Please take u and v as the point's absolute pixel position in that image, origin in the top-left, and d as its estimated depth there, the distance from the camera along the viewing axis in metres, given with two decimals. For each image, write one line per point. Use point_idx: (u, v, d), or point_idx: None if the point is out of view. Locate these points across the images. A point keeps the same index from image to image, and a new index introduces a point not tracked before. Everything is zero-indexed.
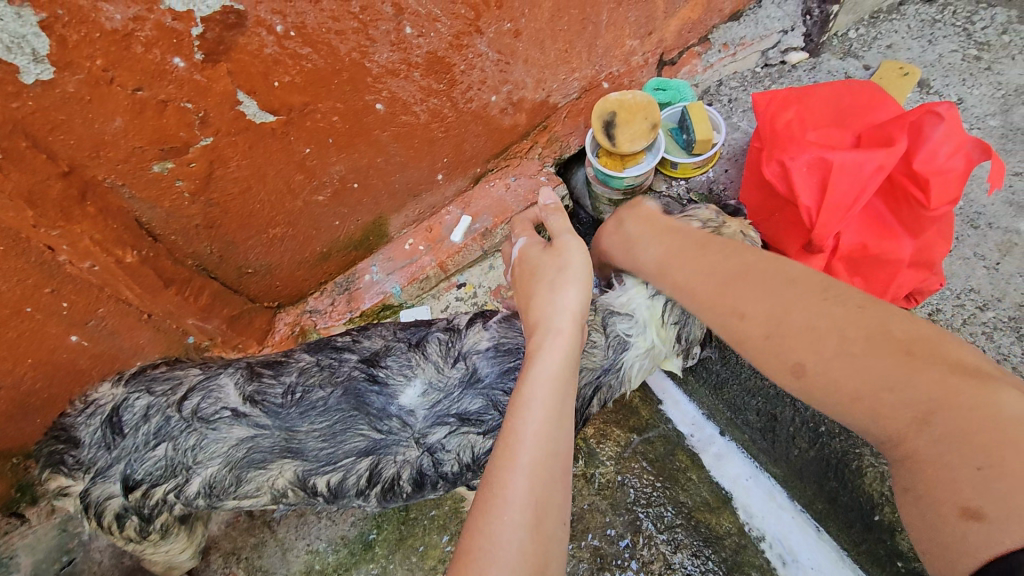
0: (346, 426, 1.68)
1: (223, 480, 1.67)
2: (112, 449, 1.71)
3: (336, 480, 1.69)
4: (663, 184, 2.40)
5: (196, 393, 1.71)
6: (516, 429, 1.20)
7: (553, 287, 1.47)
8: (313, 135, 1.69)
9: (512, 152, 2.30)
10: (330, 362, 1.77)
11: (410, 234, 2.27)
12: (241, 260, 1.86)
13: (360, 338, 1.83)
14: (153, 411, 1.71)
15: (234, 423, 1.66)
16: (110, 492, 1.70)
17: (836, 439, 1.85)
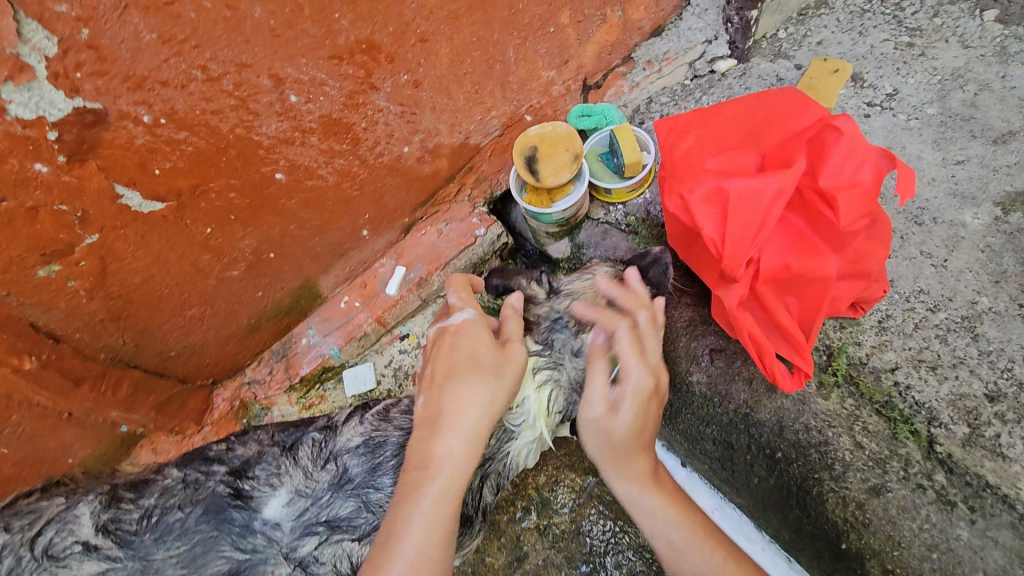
0: (207, 549, 1.65)
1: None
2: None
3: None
4: (601, 211, 2.33)
5: (50, 526, 1.65)
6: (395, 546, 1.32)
7: (470, 381, 1.47)
8: (211, 215, 1.65)
9: (438, 198, 2.28)
10: (196, 478, 1.76)
11: (344, 291, 2.23)
12: (160, 345, 1.84)
13: (234, 445, 1.86)
14: (4, 551, 1.63)
15: (86, 558, 1.61)
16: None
17: (793, 464, 1.77)
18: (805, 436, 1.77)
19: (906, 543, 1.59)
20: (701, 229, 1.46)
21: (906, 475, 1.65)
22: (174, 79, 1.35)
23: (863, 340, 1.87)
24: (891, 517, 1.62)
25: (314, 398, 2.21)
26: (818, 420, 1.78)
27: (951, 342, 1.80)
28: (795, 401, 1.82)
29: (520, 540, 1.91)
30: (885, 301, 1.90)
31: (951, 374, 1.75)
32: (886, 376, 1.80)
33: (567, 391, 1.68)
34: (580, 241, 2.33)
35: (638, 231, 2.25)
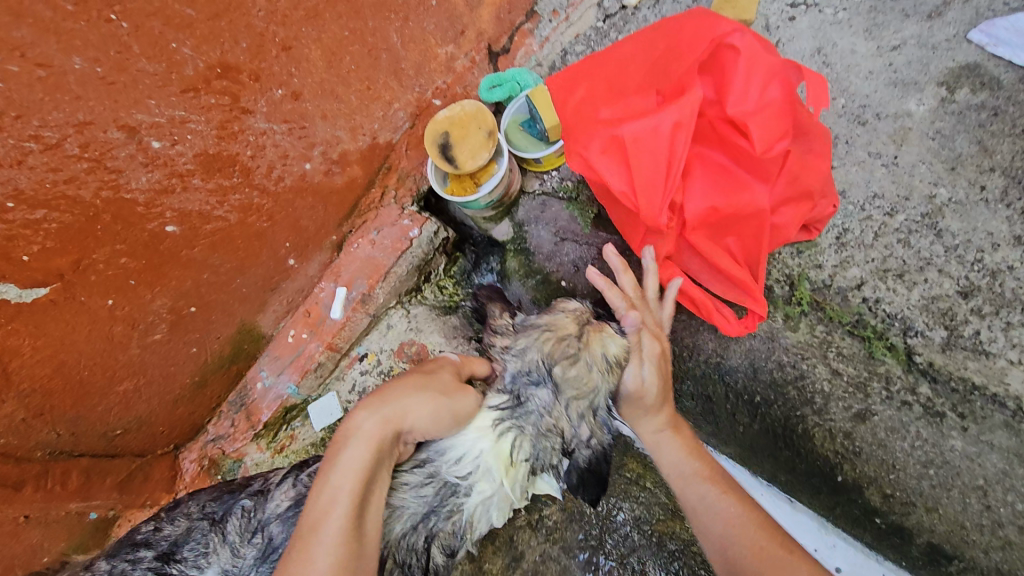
0: None
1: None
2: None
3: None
4: (535, 181, 2.21)
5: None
6: (315, 529, 1.16)
7: (407, 391, 1.38)
8: (106, 286, 1.55)
9: (363, 206, 2.13)
10: (121, 568, 1.48)
11: (289, 325, 2.11)
12: (101, 426, 1.74)
13: (162, 525, 1.58)
14: None
15: None
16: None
17: (775, 407, 1.68)
18: (780, 374, 1.68)
19: (900, 464, 1.55)
20: (608, 186, 1.46)
21: (889, 394, 1.58)
22: (7, 157, 1.26)
23: (824, 262, 1.73)
24: (882, 441, 1.57)
25: (284, 440, 2.10)
26: (790, 355, 1.68)
27: (914, 245, 1.69)
28: (763, 339, 1.71)
29: (514, 539, 1.81)
30: (840, 215, 1.76)
31: (919, 278, 1.65)
32: (853, 295, 1.69)
33: (534, 436, 1.46)
34: (520, 219, 2.21)
35: (577, 195, 2.14)
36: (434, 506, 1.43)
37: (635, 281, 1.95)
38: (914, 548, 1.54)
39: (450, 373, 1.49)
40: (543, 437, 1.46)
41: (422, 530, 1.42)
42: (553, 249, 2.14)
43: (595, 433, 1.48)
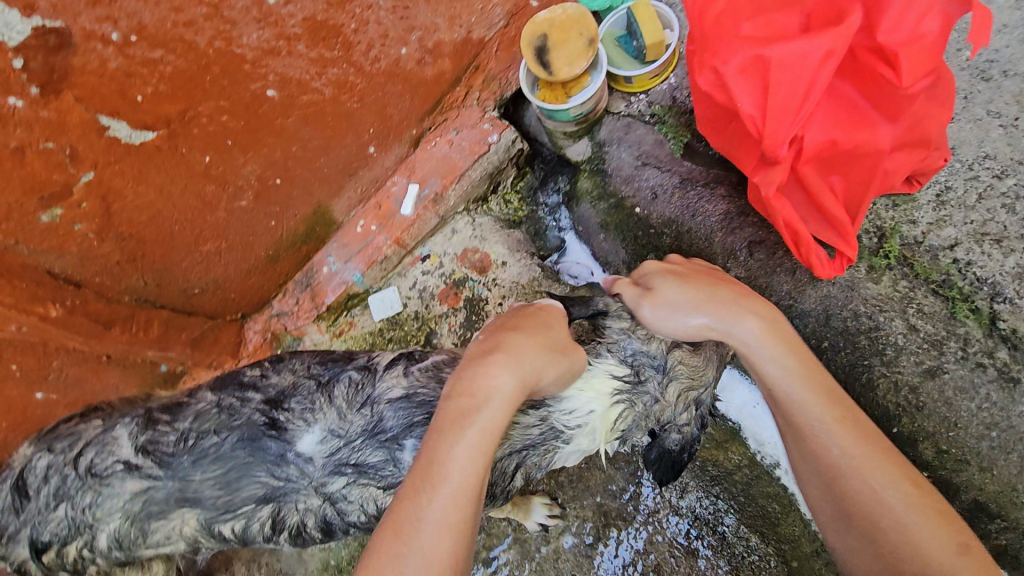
0: (242, 473, 1.52)
1: (126, 532, 1.51)
2: (19, 514, 1.53)
3: (240, 526, 1.54)
4: (621, 103, 2.15)
5: (91, 447, 1.55)
6: (437, 484, 1.07)
7: (533, 347, 1.26)
8: (207, 141, 1.59)
9: (447, 103, 2.09)
10: (231, 403, 1.61)
11: (359, 215, 2.12)
12: (181, 282, 1.80)
13: (268, 373, 1.70)
14: (52, 471, 1.54)
15: (127, 476, 1.51)
16: (20, 553, 1.52)
17: (841, 353, 1.70)
18: (854, 323, 1.68)
19: (963, 423, 1.54)
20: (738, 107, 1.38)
21: (965, 354, 1.57)
22: None
23: (919, 218, 1.70)
24: (947, 399, 1.56)
25: (343, 326, 2.16)
26: (868, 306, 1.67)
27: (1019, 211, 1.63)
28: (842, 287, 1.70)
29: None
30: (944, 172, 1.71)
31: (1018, 246, 1.60)
32: (944, 254, 1.65)
33: (639, 414, 1.48)
34: (601, 138, 2.17)
35: (665, 118, 2.06)
36: (534, 442, 1.49)
37: (713, 213, 1.92)
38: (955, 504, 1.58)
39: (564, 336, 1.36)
40: (644, 416, 1.48)
41: (516, 458, 1.51)
42: (633, 173, 2.07)
43: (690, 421, 1.48)
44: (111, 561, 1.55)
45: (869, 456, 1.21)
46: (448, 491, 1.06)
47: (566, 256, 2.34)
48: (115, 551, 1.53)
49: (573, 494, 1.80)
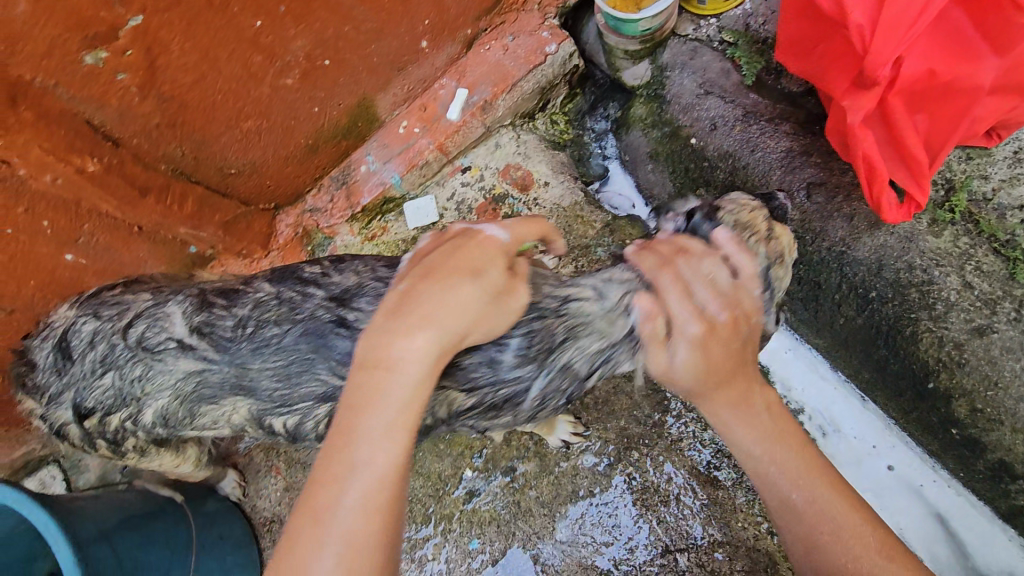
0: (302, 368, 1.39)
1: (174, 410, 1.47)
2: (62, 375, 1.54)
3: (293, 422, 1.45)
4: (689, 27, 2.03)
5: (142, 320, 1.49)
6: (345, 420, 0.95)
7: (465, 280, 1.04)
8: (259, 4, 1.46)
9: (506, 5, 2.00)
10: (292, 296, 1.48)
11: (402, 116, 2.06)
12: (219, 157, 1.74)
13: (331, 271, 1.54)
14: (99, 338, 1.51)
15: (180, 355, 1.43)
16: (64, 413, 1.55)
17: (889, 304, 1.66)
18: (907, 275, 1.63)
19: (1004, 383, 1.52)
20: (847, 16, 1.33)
21: (1017, 316, 1.54)
22: None
23: (991, 173, 1.62)
24: (992, 358, 1.54)
25: (376, 230, 2.12)
26: (925, 259, 1.62)
27: None
28: (900, 238, 1.65)
29: None
30: None
31: None
32: (1012, 214, 1.59)
33: None
34: (663, 62, 2.05)
35: (736, 45, 1.94)
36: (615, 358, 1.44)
37: (775, 150, 1.84)
38: (980, 463, 1.61)
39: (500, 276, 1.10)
40: None
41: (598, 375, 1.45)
42: (693, 102, 1.98)
43: None
44: (154, 436, 1.54)
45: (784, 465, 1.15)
46: (370, 428, 0.94)
47: (609, 186, 2.24)
48: (160, 427, 1.50)
49: (596, 416, 1.78)
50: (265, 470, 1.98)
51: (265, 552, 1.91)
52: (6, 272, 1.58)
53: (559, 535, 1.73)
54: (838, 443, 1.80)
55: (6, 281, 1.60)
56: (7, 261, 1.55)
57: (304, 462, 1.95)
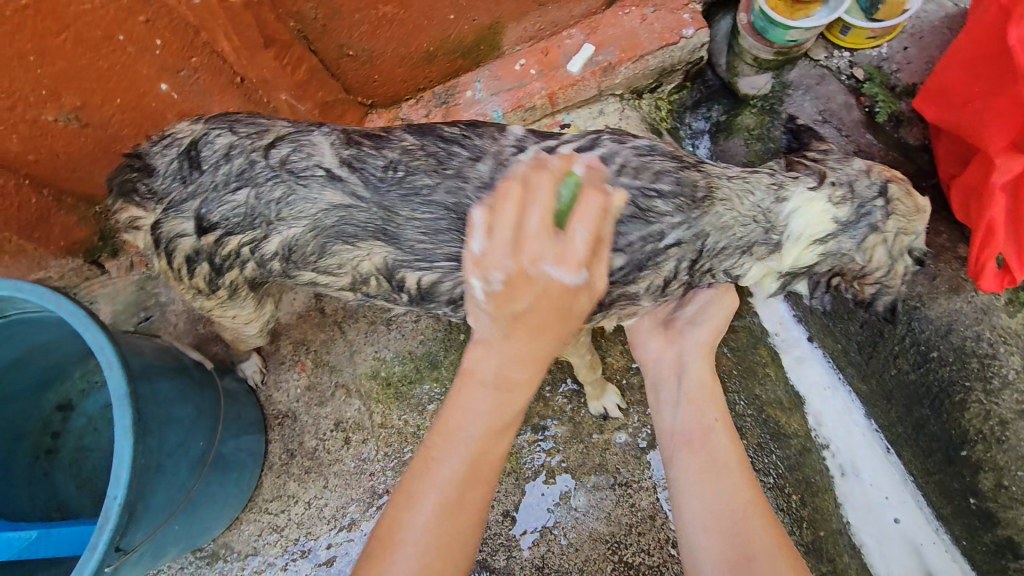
0: (452, 226, 1.34)
1: (306, 244, 1.36)
2: (187, 184, 1.34)
3: (430, 280, 1.42)
4: (821, 53, 2.03)
5: (286, 142, 1.35)
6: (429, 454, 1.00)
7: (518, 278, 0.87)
8: None
9: None
10: (439, 151, 1.37)
11: (521, 54, 2.01)
12: (342, 37, 1.70)
13: (471, 134, 1.42)
14: (236, 151, 1.34)
15: (328, 185, 1.33)
16: (182, 226, 1.35)
17: (946, 368, 1.70)
18: (972, 344, 1.68)
19: None
20: None
21: None
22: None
23: None
24: None
25: None
26: (993, 334, 1.68)
27: None
28: (975, 309, 1.70)
29: None
30: None
31: None
32: None
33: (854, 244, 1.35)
34: (788, 79, 2.05)
35: (862, 86, 1.96)
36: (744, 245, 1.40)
37: None
38: (987, 535, 1.67)
39: (592, 298, 0.93)
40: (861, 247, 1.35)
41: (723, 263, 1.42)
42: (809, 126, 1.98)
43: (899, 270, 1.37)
44: (274, 272, 1.42)
45: (741, 508, 1.13)
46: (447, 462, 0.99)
47: None
48: (285, 262, 1.39)
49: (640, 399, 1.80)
50: (289, 363, 1.94)
51: (270, 443, 1.86)
52: (99, 80, 1.52)
53: (575, 502, 1.72)
54: (855, 486, 1.85)
55: (94, 90, 1.53)
56: (105, 69, 1.50)
57: (332, 366, 1.92)
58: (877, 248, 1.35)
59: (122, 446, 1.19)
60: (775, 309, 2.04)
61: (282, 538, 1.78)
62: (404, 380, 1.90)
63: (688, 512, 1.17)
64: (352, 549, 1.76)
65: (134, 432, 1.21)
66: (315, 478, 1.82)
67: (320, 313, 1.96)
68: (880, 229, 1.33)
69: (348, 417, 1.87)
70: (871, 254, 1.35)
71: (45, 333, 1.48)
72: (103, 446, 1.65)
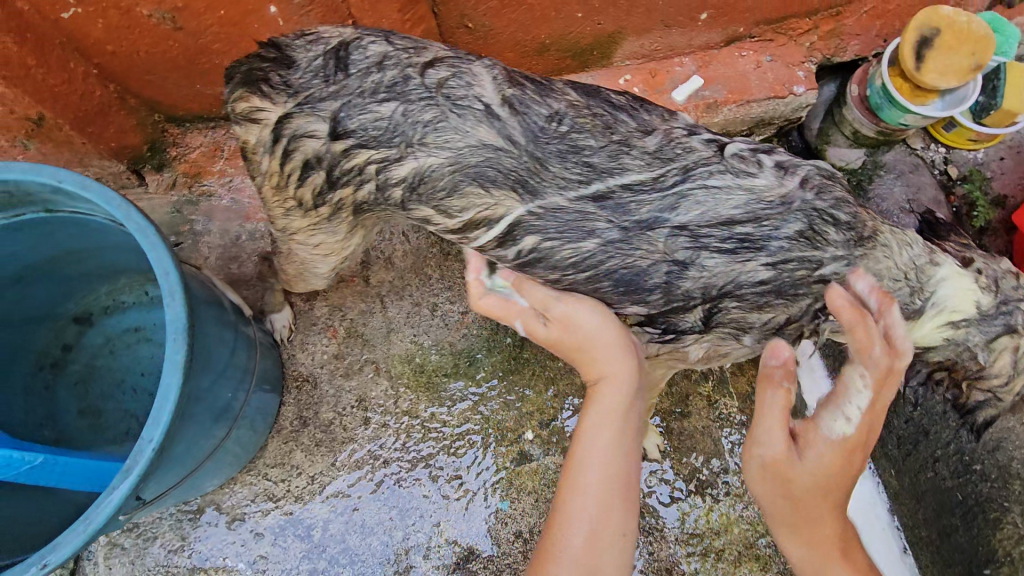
0: (604, 200, 1.25)
1: (439, 177, 1.26)
2: (328, 84, 1.24)
3: (551, 247, 1.30)
4: (918, 143, 2.01)
5: (446, 65, 1.27)
6: (576, 485, 1.16)
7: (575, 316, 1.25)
8: None
9: (787, 26, 1.90)
10: (607, 115, 1.30)
11: (630, 69, 1.94)
12: (466, 8, 1.62)
13: (639, 107, 1.35)
14: (390, 63, 1.25)
15: (483, 120, 1.24)
16: (313, 129, 1.25)
17: (986, 483, 1.62)
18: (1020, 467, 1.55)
19: None
20: None
21: None
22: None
23: None
24: None
25: None
26: None
27: None
28: None
29: (687, 399, 1.80)
30: None
31: None
32: None
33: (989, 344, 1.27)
34: (882, 160, 2.00)
35: (950, 184, 1.98)
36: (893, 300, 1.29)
37: None
38: None
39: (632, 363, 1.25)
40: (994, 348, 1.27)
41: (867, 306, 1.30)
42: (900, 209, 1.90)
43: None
44: (389, 203, 1.34)
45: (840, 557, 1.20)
46: (588, 484, 1.16)
47: None
48: (408, 194, 1.30)
49: (678, 446, 1.76)
50: (320, 326, 1.81)
51: (284, 405, 1.74)
52: None
53: None
54: None
55: None
56: None
57: (365, 339, 1.81)
58: (1004, 351, 1.27)
59: (169, 382, 1.04)
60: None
61: (275, 509, 1.66)
62: (439, 371, 1.80)
63: (790, 534, 1.20)
64: (348, 536, 1.65)
65: (184, 371, 1.07)
66: (325, 453, 1.70)
67: (365, 282, 1.85)
68: (1016, 333, 1.26)
69: (373, 396, 1.76)
70: (996, 357, 1.27)
71: (85, 235, 1.38)
72: (116, 370, 1.53)
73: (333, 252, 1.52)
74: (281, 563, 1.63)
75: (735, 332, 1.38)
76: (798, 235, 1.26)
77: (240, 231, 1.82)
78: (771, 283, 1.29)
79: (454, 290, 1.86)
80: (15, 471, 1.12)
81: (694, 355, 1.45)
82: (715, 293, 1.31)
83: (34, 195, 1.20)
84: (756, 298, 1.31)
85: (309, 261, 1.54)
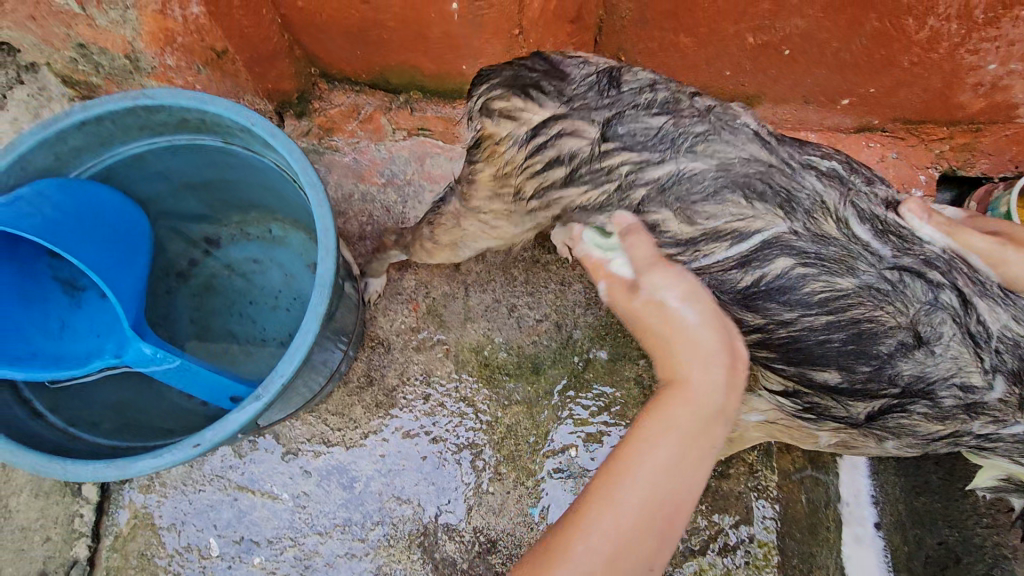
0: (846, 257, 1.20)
1: (698, 183, 1.24)
2: (604, 97, 1.33)
3: (783, 285, 1.23)
4: None
5: (707, 96, 1.33)
6: (610, 490, 0.96)
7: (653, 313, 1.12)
8: None
9: (920, 129, 1.86)
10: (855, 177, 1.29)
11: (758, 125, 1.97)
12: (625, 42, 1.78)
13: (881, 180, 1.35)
14: (662, 86, 1.33)
15: (752, 142, 1.26)
16: (581, 131, 1.34)
17: None
18: None
19: None
20: None
21: None
22: None
23: None
24: None
25: None
26: None
27: None
28: None
29: (730, 461, 1.88)
30: None
31: None
32: None
33: None
34: None
35: None
36: None
37: None
38: None
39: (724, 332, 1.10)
40: None
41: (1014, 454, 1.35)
42: None
43: None
44: (624, 205, 1.32)
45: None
46: (622, 491, 0.96)
47: None
48: (654, 196, 1.28)
49: (709, 500, 1.84)
50: (404, 296, 1.92)
51: (356, 361, 1.85)
52: None
53: None
54: None
55: None
56: None
57: (442, 320, 1.91)
58: None
59: (308, 329, 1.19)
60: (856, 480, 1.97)
61: (327, 453, 1.78)
62: (502, 369, 1.88)
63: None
64: (384, 497, 1.75)
65: (321, 322, 1.21)
66: (382, 415, 1.81)
67: (455, 267, 1.94)
68: None
69: (437, 374, 1.86)
70: None
71: (244, 170, 1.52)
72: (224, 292, 1.65)
73: (503, 237, 1.62)
74: (321, 504, 1.74)
75: (884, 433, 1.42)
76: (1012, 372, 1.25)
77: (355, 189, 1.94)
78: (964, 402, 1.28)
79: (536, 297, 1.94)
80: (157, 368, 1.35)
81: (821, 437, 1.55)
82: (917, 386, 1.28)
83: (222, 127, 1.34)
84: (946, 409, 1.30)
85: (474, 237, 1.62)
